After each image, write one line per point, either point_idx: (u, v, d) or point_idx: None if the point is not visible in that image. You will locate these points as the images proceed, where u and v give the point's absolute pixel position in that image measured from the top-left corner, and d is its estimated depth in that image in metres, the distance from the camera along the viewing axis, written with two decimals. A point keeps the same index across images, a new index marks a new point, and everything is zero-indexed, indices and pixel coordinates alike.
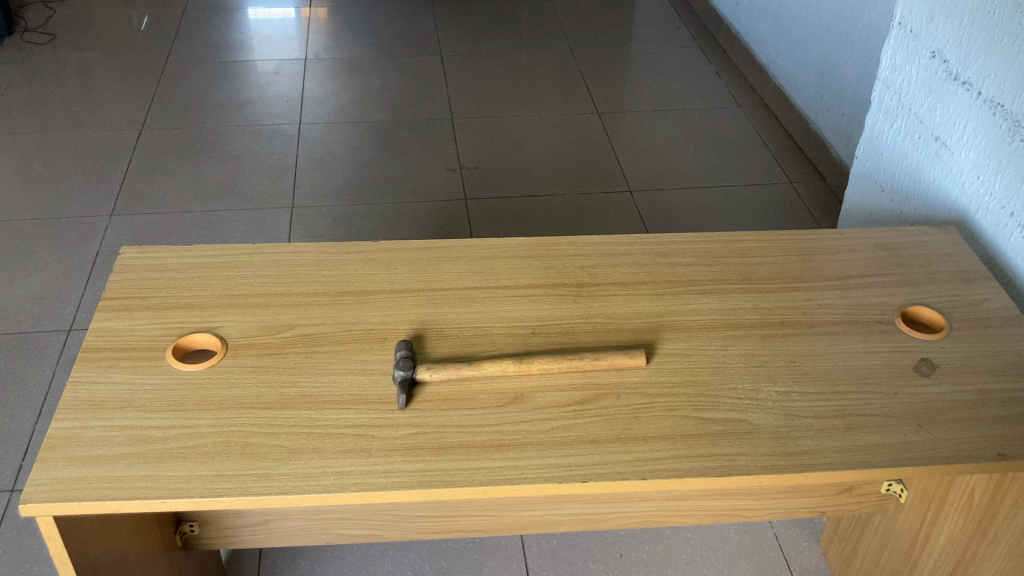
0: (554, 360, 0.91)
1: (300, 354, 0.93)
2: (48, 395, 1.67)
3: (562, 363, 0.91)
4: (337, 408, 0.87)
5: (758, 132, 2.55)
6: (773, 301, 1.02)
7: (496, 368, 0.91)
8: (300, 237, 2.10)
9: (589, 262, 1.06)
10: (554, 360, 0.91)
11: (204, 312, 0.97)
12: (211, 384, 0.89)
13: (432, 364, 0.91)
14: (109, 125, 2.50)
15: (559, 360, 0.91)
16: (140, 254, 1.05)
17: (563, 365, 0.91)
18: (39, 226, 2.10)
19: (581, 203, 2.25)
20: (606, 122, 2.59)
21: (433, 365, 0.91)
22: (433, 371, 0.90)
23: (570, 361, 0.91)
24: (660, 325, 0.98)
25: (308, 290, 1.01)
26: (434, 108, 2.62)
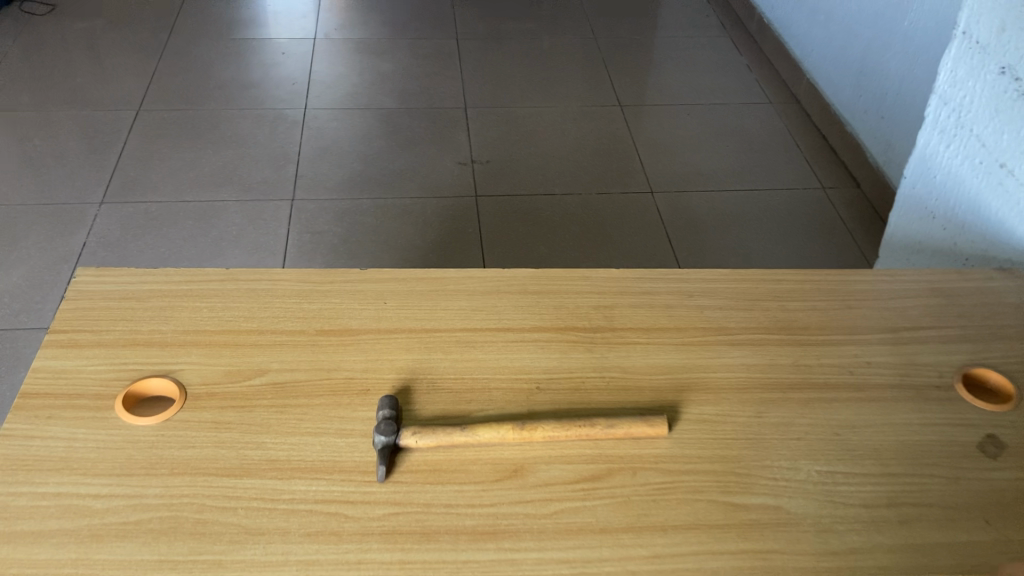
0: (560, 427, 0.79)
1: (269, 407, 0.81)
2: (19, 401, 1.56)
3: (569, 430, 0.78)
4: (307, 478, 0.75)
5: (790, 132, 2.41)
6: (814, 357, 0.89)
7: (493, 434, 0.78)
8: (299, 232, 1.97)
9: (605, 302, 0.93)
10: (561, 425, 0.79)
11: (163, 352, 0.85)
12: (163, 443, 0.77)
13: (418, 427, 0.78)
14: (106, 103, 2.38)
15: (566, 426, 0.78)
16: (98, 278, 0.93)
17: (570, 432, 0.78)
18: (25, 213, 1.98)
19: (600, 203, 2.11)
20: (628, 115, 2.45)
21: (418, 428, 0.78)
22: (420, 437, 0.77)
23: (579, 427, 0.79)
24: (685, 383, 0.85)
25: (284, 327, 0.89)
26: (448, 96, 2.49)
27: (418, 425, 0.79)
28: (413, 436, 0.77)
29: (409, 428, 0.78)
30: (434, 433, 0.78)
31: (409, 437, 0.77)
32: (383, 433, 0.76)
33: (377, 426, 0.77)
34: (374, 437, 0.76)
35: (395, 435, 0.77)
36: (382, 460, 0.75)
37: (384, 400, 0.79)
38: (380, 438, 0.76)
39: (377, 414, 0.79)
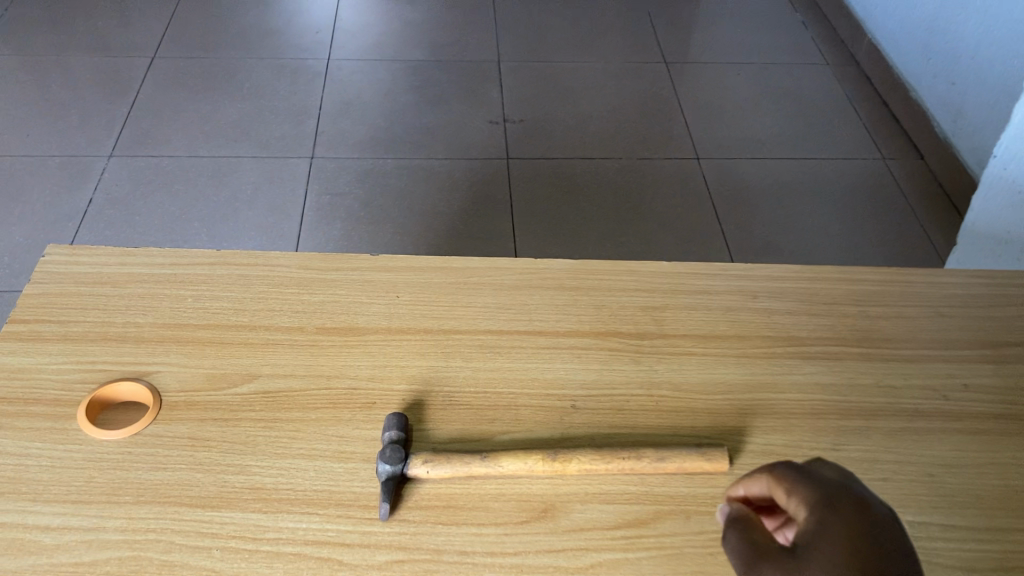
0: (599, 459, 0.66)
1: (257, 421, 0.69)
2: None
3: (608, 462, 0.66)
4: (296, 513, 0.63)
5: (848, 97, 2.23)
6: (901, 378, 0.75)
7: (518, 465, 0.65)
8: (317, 192, 1.84)
9: (655, 301, 0.80)
10: (600, 458, 0.66)
11: (138, 350, 0.73)
12: (131, 462, 0.66)
13: (428, 454, 0.65)
14: (120, 49, 2.25)
15: (605, 458, 0.66)
16: (70, 258, 0.81)
17: (610, 465, 0.66)
18: (30, 164, 1.87)
19: (640, 168, 1.96)
20: (673, 74, 2.29)
21: (428, 456, 0.66)
22: (432, 466, 0.65)
23: (622, 459, 0.66)
24: (748, 407, 0.72)
25: (279, 323, 0.76)
26: (480, 48, 2.33)
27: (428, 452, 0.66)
28: (424, 465, 0.65)
29: (419, 455, 0.65)
30: (448, 462, 0.65)
31: (418, 467, 0.65)
32: (391, 462, 0.64)
33: (383, 452, 0.64)
34: (380, 465, 0.64)
35: (404, 464, 0.64)
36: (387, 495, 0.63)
37: (392, 420, 0.67)
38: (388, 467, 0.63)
39: (382, 436, 0.66)
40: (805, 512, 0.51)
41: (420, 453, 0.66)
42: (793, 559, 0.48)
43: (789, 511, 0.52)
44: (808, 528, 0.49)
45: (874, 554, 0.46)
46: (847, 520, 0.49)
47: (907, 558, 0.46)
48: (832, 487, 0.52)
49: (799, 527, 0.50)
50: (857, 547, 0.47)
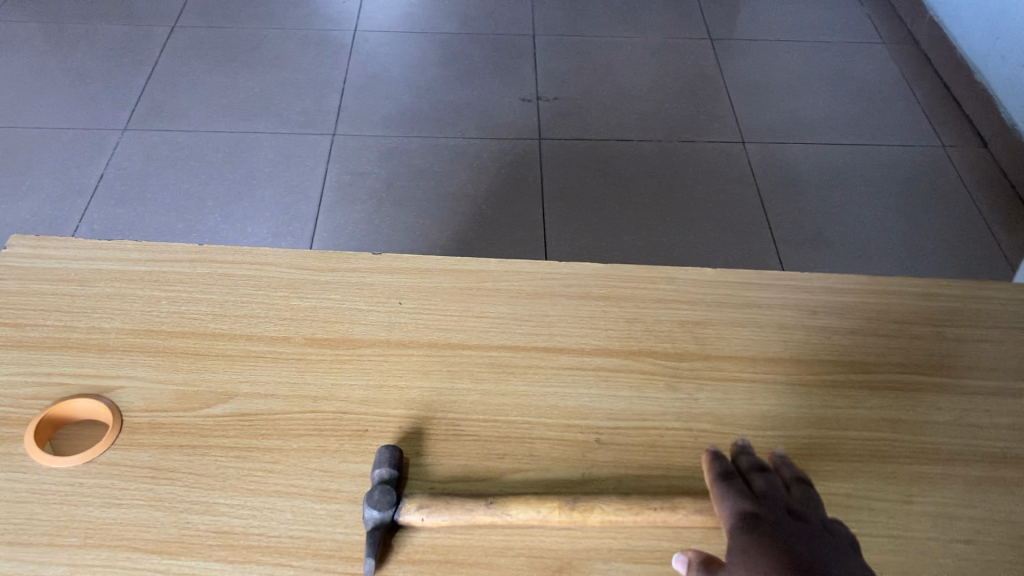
0: (628, 509, 0.55)
1: (229, 449, 0.59)
2: None
3: (639, 514, 0.55)
4: (267, 565, 0.54)
5: (907, 79, 2.09)
6: (985, 416, 0.64)
7: (529, 513, 0.55)
8: (337, 172, 1.75)
9: (695, 315, 0.69)
10: (628, 508, 0.55)
11: (101, 360, 0.64)
12: (81, 496, 0.57)
13: (423, 498, 0.56)
14: (141, 18, 2.16)
15: (635, 509, 0.55)
16: (36, 251, 0.72)
17: (642, 518, 0.55)
18: (42, 137, 1.80)
19: (681, 152, 1.84)
20: (719, 52, 2.15)
21: (422, 500, 0.56)
22: (426, 512, 0.55)
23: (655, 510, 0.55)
24: (802, 447, 0.61)
25: (262, 331, 0.67)
26: (515, 21, 2.21)
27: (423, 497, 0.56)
28: (419, 512, 0.55)
29: (413, 499, 0.55)
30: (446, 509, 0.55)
31: (411, 513, 0.55)
32: (379, 507, 0.54)
33: (371, 495, 0.54)
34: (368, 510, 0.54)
35: (394, 509, 0.54)
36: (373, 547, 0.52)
37: (383, 456, 0.57)
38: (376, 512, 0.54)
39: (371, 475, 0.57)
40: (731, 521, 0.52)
41: (413, 496, 0.56)
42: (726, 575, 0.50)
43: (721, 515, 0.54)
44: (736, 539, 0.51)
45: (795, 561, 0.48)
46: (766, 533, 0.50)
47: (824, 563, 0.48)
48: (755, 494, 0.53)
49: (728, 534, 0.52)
50: (789, 556, 0.48)
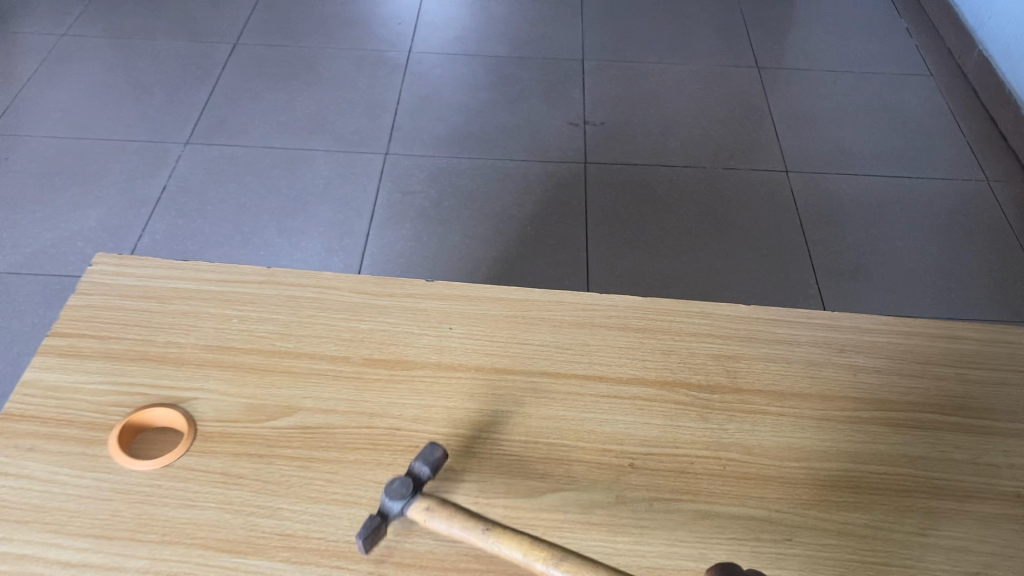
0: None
1: (293, 459, 0.65)
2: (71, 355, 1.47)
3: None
4: (326, 567, 0.59)
5: (953, 112, 2.11)
6: (1002, 455, 0.67)
7: (515, 552, 0.56)
8: (388, 190, 1.81)
9: (729, 349, 0.74)
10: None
11: (178, 372, 0.70)
12: (159, 499, 0.62)
13: (434, 501, 0.59)
14: (205, 35, 2.26)
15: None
16: (118, 268, 0.79)
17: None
18: (110, 149, 1.89)
19: (725, 180, 1.87)
20: (765, 80, 2.19)
21: (432, 502, 0.59)
22: (427, 515, 0.58)
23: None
24: (825, 478, 0.65)
25: (323, 351, 0.72)
26: (565, 46, 2.27)
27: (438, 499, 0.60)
28: (423, 512, 0.59)
29: (423, 499, 0.59)
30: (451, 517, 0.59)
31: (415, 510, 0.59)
32: (393, 498, 0.58)
33: (391, 484, 0.59)
34: (385, 497, 0.58)
35: (403, 503, 0.59)
36: (368, 529, 0.57)
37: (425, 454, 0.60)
38: (388, 501, 0.58)
39: (413, 463, 0.60)
40: None
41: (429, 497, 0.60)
42: None
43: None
44: None
45: None
46: None
47: None
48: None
49: None
50: None
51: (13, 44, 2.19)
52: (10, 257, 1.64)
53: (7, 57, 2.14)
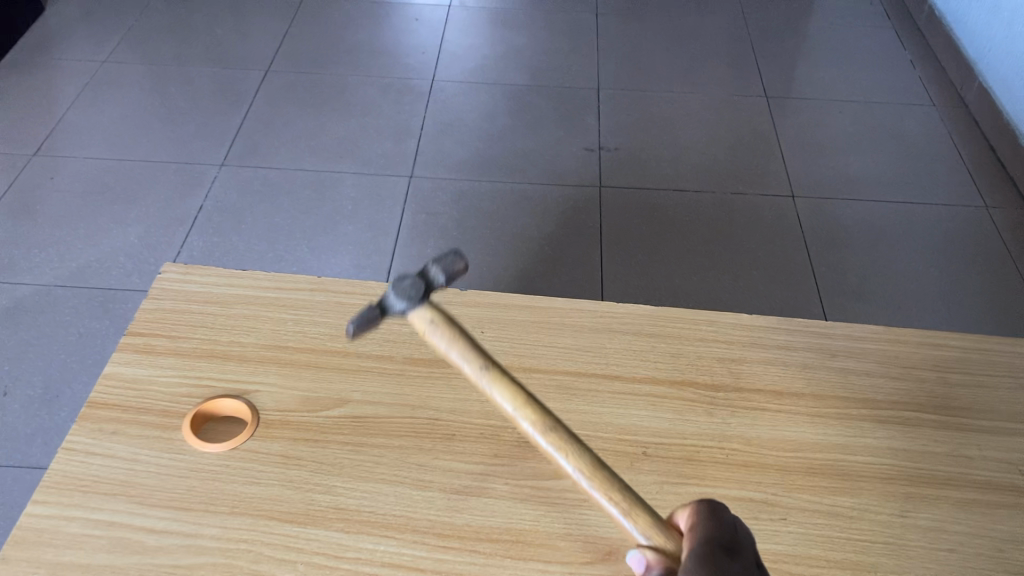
0: (598, 469, 0.59)
1: (345, 444, 0.73)
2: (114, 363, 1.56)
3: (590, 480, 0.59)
4: (377, 536, 0.67)
5: (954, 141, 2.19)
6: (976, 448, 0.75)
7: (506, 402, 0.63)
8: (413, 212, 1.90)
9: (732, 353, 0.82)
10: (599, 470, 0.59)
11: (242, 367, 0.79)
12: (228, 476, 0.71)
13: (439, 314, 0.66)
14: (238, 62, 2.36)
15: (600, 473, 0.59)
16: (184, 275, 0.88)
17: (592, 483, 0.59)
18: (150, 170, 1.99)
19: (734, 204, 1.96)
20: (774, 109, 2.28)
21: (435, 313, 0.67)
22: (428, 327, 0.66)
23: (619, 479, 0.59)
24: (817, 466, 0.73)
25: (370, 350, 0.81)
26: (582, 75, 2.37)
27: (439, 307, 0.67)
28: (425, 322, 0.66)
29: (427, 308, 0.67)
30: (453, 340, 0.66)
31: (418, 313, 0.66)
32: (398, 296, 0.66)
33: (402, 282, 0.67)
34: (393, 291, 0.66)
35: (407, 303, 0.66)
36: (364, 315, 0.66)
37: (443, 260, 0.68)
38: (394, 296, 0.66)
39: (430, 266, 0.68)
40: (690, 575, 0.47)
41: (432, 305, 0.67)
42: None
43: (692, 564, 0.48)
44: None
45: None
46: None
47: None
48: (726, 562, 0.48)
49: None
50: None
51: (55, 69, 2.30)
52: (57, 270, 1.74)
53: (51, 82, 2.25)
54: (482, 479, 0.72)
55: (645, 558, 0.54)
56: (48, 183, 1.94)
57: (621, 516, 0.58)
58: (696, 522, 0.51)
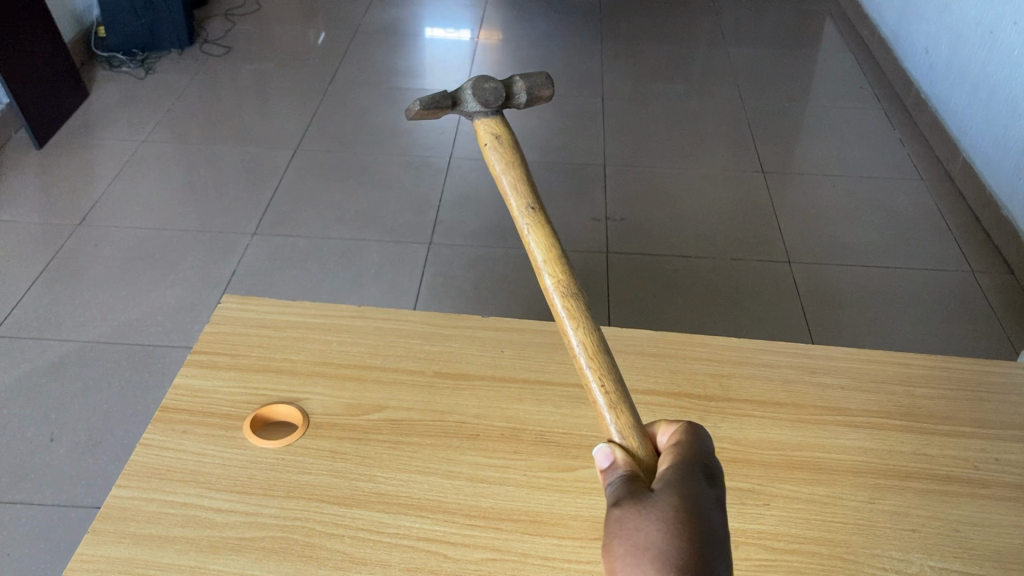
0: (597, 352, 0.70)
1: (384, 442, 0.84)
2: (151, 413, 1.66)
3: (588, 358, 0.69)
4: (412, 515, 0.78)
5: (941, 211, 2.33)
6: (937, 448, 0.86)
7: (540, 256, 0.72)
8: (431, 275, 2.03)
9: (721, 370, 0.94)
10: (598, 353, 0.70)
11: (292, 380, 0.91)
12: (283, 466, 0.82)
13: (506, 137, 0.75)
14: (268, 142, 2.53)
15: (599, 357, 0.69)
16: (240, 305, 1.00)
17: (588, 362, 0.70)
18: (186, 239, 2.13)
19: (733, 269, 2.08)
20: (772, 183, 2.42)
21: (499, 131, 0.75)
22: (491, 141, 0.74)
23: (612, 368, 0.69)
24: (797, 461, 0.84)
25: (404, 366, 0.93)
26: (589, 152, 2.53)
27: (505, 122, 0.76)
28: (489, 137, 0.75)
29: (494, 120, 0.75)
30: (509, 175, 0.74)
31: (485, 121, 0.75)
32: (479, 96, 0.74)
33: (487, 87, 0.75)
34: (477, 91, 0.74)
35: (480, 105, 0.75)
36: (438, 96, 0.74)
37: (530, 79, 0.78)
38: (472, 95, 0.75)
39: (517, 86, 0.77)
40: (671, 488, 0.56)
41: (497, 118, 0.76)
42: (647, 498, 0.55)
43: (674, 478, 0.57)
44: (668, 495, 0.55)
45: (696, 521, 0.54)
46: (683, 499, 0.55)
47: (712, 530, 0.54)
48: (705, 487, 0.56)
49: (667, 487, 0.56)
50: (691, 515, 0.54)
51: (98, 149, 2.47)
52: (100, 328, 1.86)
53: (93, 159, 2.42)
54: (504, 471, 0.82)
55: (612, 455, 0.61)
56: (91, 250, 2.08)
57: (605, 407, 0.67)
58: (680, 439, 0.60)
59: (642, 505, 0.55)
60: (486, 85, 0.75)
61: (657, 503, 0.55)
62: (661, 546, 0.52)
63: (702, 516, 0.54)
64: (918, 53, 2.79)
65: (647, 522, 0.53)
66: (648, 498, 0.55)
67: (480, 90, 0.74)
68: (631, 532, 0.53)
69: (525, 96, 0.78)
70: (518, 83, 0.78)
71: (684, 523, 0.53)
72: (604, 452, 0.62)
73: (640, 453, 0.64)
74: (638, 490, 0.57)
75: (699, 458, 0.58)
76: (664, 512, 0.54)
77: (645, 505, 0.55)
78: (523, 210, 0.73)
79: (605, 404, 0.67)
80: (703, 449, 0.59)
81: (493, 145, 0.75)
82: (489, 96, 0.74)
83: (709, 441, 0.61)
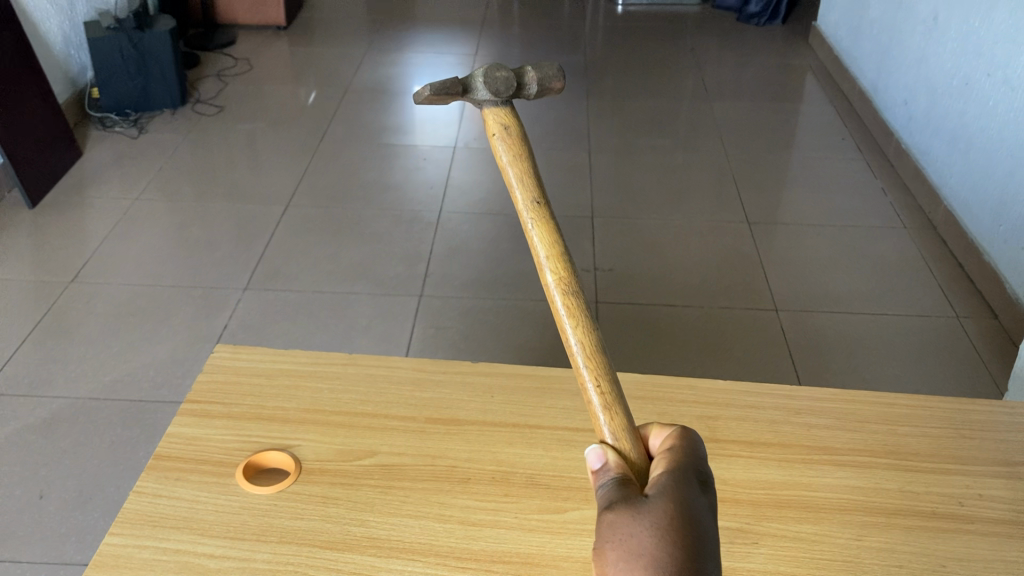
0: (595, 352, 0.69)
1: (376, 486, 0.85)
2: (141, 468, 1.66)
3: (586, 357, 0.69)
4: (404, 558, 0.78)
5: (925, 258, 2.36)
6: (921, 485, 0.87)
7: (542, 251, 0.71)
8: (422, 328, 2.04)
9: (709, 412, 0.95)
10: (596, 353, 0.69)
11: (285, 428, 0.91)
12: (276, 511, 0.82)
13: (515, 127, 0.72)
14: (260, 199, 2.57)
15: (596, 356, 0.69)
16: (233, 355, 1.01)
17: (586, 362, 0.69)
18: (178, 294, 2.15)
19: (721, 317, 2.10)
20: (757, 233, 2.46)
21: (508, 121, 0.72)
22: (499, 131, 0.72)
23: (609, 366, 0.69)
24: (785, 500, 0.85)
25: (396, 413, 0.94)
26: (577, 205, 2.57)
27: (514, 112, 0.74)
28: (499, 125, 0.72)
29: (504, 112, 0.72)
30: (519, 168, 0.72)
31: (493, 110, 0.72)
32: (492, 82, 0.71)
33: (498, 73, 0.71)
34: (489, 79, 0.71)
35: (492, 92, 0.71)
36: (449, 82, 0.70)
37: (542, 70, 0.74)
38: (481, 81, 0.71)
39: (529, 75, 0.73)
40: (665, 494, 0.57)
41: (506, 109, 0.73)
42: (641, 504, 0.56)
43: (668, 483, 0.58)
44: (663, 501, 0.56)
45: (689, 529, 0.55)
46: (676, 505, 0.56)
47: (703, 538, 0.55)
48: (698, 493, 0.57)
49: (661, 491, 0.57)
50: (683, 523, 0.55)
51: (91, 207, 2.50)
52: (91, 384, 1.86)
53: (86, 217, 2.44)
54: (495, 513, 0.83)
55: (603, 457, 0.62)
56: (83, 306, 2.09)
57: (599, 408, 0.67)
58: (674, 444, 0.61)
59: (637, 510, 0.56)
60: (498, 72, 0.71)
61: (651, 509, 0.56)
62: (652, 553, 0.54)
63: (693, 524, 0.55)
64: (897, 105, 2.86)
65: (641, 530, 0.55)
66: (642, 503, 0.56)
67: (492, 78, 0.70)
68: (624, 537, 0.54)
69: (537, 87, 0.74)
70: (529, 73, 0.74)
71: (677, 532, 0.54)
72: (596, 453, 0.62)
73: (631, 455, 0.64)
74: (631, 495, 0.58)
75: (692, 465, 0.59)
76: (658, 519, 0.55)
77: (638, 510, 0.56)
78: (529, 204, 0.72)
79: (600, 404, 0.67)
80: (695, 453, 0.60)
81: (501, 134, 0.73)
82: (500, 86, 0.71)
83: (702, 445, 0.62)
